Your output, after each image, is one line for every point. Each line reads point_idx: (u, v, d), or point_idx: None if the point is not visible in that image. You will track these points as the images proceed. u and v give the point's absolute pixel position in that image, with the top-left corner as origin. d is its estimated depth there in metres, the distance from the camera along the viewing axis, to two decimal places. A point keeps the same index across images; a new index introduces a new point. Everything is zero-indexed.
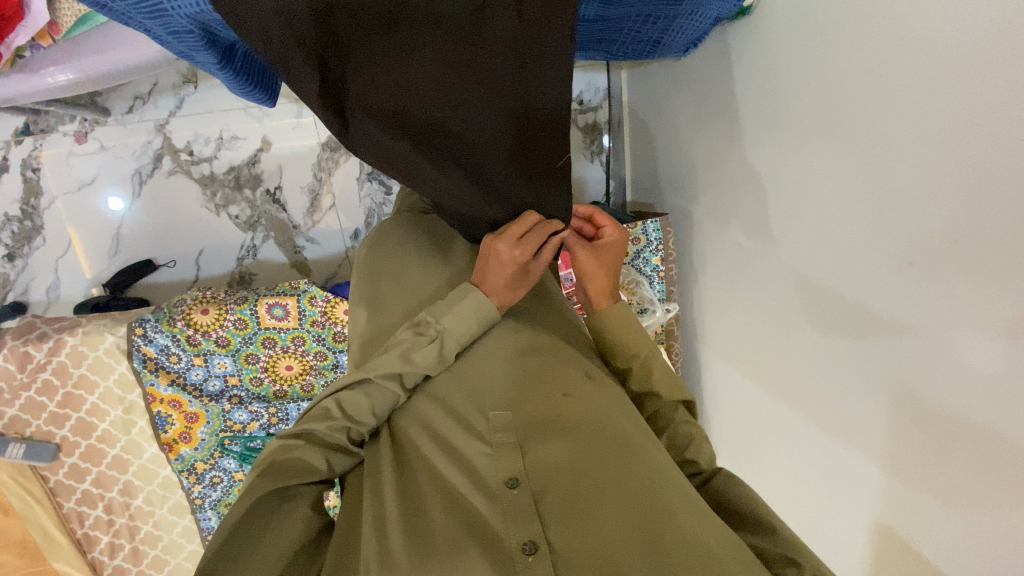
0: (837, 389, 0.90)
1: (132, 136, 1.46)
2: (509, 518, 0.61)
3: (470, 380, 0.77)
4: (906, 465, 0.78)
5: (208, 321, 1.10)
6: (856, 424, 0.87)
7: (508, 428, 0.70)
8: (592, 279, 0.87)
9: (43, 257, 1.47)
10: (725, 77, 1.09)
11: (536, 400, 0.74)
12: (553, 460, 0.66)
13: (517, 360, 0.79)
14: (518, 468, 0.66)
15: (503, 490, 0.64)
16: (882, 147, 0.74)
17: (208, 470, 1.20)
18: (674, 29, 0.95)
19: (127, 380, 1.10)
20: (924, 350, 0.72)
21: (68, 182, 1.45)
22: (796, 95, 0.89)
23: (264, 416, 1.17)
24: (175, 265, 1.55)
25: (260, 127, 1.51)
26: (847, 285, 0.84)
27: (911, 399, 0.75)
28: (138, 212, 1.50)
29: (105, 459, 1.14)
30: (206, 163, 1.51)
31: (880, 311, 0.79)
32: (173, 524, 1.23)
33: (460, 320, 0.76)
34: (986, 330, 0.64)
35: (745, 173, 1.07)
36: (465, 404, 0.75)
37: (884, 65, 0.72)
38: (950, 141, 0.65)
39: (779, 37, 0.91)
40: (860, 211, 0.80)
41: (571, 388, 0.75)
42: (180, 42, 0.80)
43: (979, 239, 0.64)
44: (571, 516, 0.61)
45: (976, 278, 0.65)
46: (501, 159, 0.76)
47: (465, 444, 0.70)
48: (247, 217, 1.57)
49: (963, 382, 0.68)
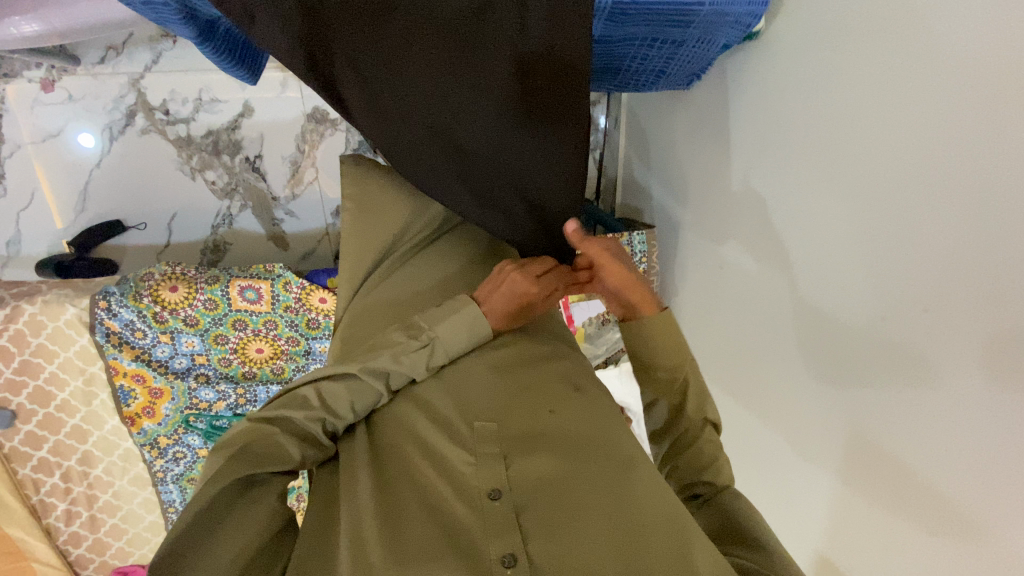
0: (799, 423, 0.92)
1: (105, 89, 1.38)
2: (489, 528, 0.55)
3: (456, 388, 0.70)
4: (855, 502, 0.81)
5: (177, 299, 1.07)
6: (814, 455, 0.89)
7: (492, 438, 0.63)
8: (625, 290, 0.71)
9: (3, 209, 1.39)
10: (722, 95, 1.06)
11: (520, 411, 0.66)
12: (539, 473, 0.59)
13: (506, 370, 0.72)
14: (501, 478, 0.59)
15: (484, 501, 0.57)
16: (870, 196, 0.74)
17: (172, 445, 1.19)
18: (683, 56, 0.88)
19: (89, 352, 1.07)
20: (887, 406, 0.75)
21: (32, 132, 1.37)
22: (790, 132, 0.88)
23: (231, 397, 1.16)
24: (145, 227, 1.49)
25: (242, 91, 1.44)
26: (820, 322, 0.85)
27: (866, 447, 0.79)
28: (107, 168, 1.43)
29: (64, 428, 1.12)
30: (182, 124, 1.44)
31: (849, 353, 0.80)
32: (133, 495, 1.22)
33: (454, 330, 0.71)
34: (948, 395, 0.67)
35: (730, 197, 1.06)
36: (450, 408, 0.67)
37: (878, 110, 0.72)
38: (935, 198, 0.66)
39: (773, 68, 0.90)
40: (842, 258, 0.80)
41: (559, 403, 0.68)
42: (154, 13, 0.75)
43: (952, 297, 0.65)
44: (555, 530, 0.54)
45: (944, 334, 0.66)
46: (490, 159, 0.71)
47: (446, 450, 0.63)
48: (224, 184, 1.51)
49: (921, 429, 0.70)
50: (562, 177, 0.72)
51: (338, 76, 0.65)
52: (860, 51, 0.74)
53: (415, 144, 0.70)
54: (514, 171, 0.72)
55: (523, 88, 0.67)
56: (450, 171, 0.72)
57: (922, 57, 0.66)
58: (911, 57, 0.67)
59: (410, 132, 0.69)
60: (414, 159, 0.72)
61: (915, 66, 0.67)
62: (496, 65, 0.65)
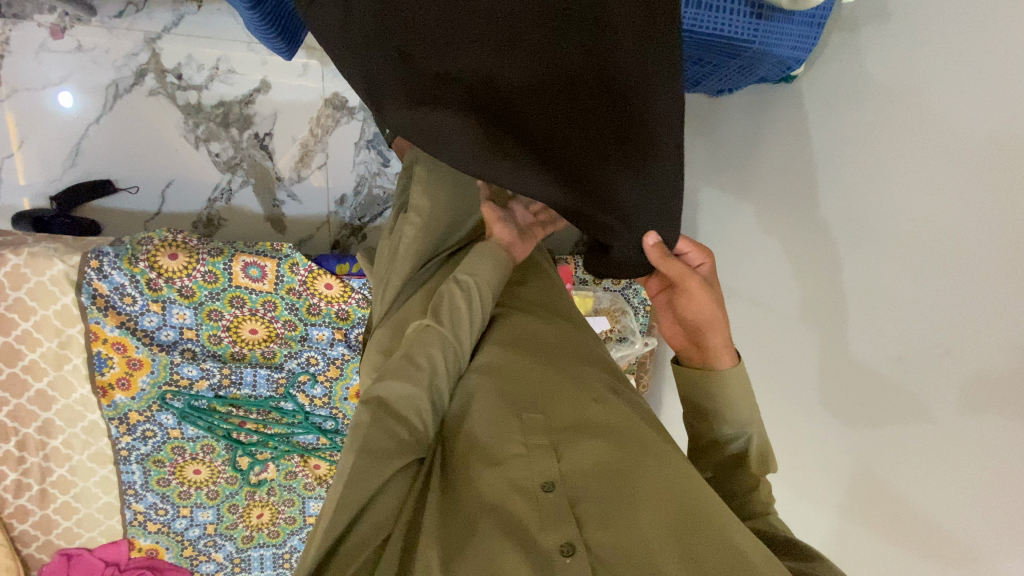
0: (805, 454, 0.94)
1: (117, 44, 1.33)
2: (545, 517, 0.53)
3: (500, 374, 0.68)
4: (863, 535, 0.83)
5: (176, 268, 1.04)
6: (820, 486, 0.91)
7: (539, 429, 0.61)
8: (715, 324, 0.70)
9: None
10: (741, 133, 1.11)
11: (567, 401, 0.64)
12: (591, 463, 0.57)
13: (547, 363, 0.70)
14: (552, 470, 0.57)
15: (538, 491, 0.55)
16: (898, 240, 0.78)
17: (142, 422, 1.11)
18: (719, 76, 0.93)
19: (70, 313, 1.01)
20: (901, 441, 0.78)
21: (31, 78, 1.30)
22: (814, 174, 0.92)
23: (215, 376, 1.10)
24: (137, 191, 1.42)
25: (262, 67, 1.41)
26: (834, 356, 0.88)
27: (878, 481, 0.81)
28: (106, 125, 1.36)
29: (28, 391, 1.04)
30: (194, 91, 1.39)
31: (862, 388, 0.84)
32: (91, 472, 1.12)
33: (480, 264, 0.73)
34: (964, 434, 0.70)
35: (743, 230, 1.10)
36: (494, 398, 0.65)
37: (908, 158, 0.77)
38: (965, 247, 0.70)
39: (799, 111, 0.95)
40: (862, 298, 0.84)
41: (600, 395, 0.66)
42: None
43: (972, 335, 0.69)
44: (612, 518, 0.52)
45: (964, 371, 0.70)
46: (547, 142, 0.48)
47: (493, 437, 0.60)
48: (228, 157, 1.46)
49: (936, 460, 0.73)
50: (646, 177, 0.50)
51: None
52: (893, 104, 0.79)
53: (441, 99, 0.46)
54: (581, 163, 0.49)
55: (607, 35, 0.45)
56: (490, 141, 0.47)
57: (958, 115, 0.71)
58: (947, 111, 0.72)
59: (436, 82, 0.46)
60: (435, 113, 0.46)
61: (949, 123, 0.72)
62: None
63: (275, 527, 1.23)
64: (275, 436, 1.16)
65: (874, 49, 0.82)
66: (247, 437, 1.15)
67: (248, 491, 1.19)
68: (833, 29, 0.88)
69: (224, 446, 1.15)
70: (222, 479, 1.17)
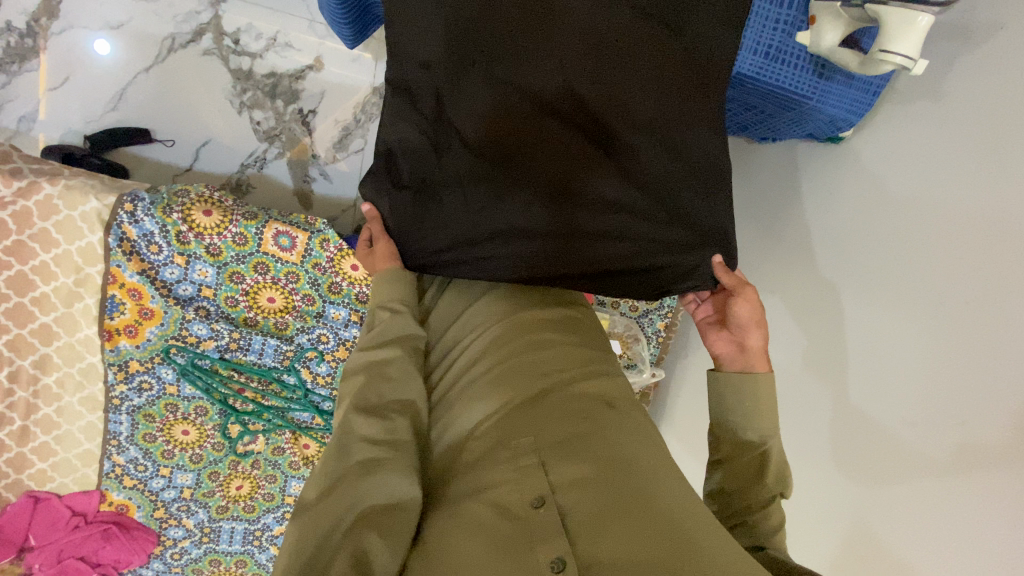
0: (813, 509, 0.92)
1: (182, 1, 1.36)
2: (533, 533, 0.52)
3: (491, 389, 0.68)
4: None
5: (209, 225, 1.04)
6: (825, 543, 0.90)
7: (532, 442, 0.60)
8: (762, 326, 0.77)
9: (32, 82, 1.33)
10: (772, 172, 1.07)
11: (557, 415, 0.64)
12: (581, 475, 0.57)
13: (538, 375, 0.69)
14: (542, 485, 0.56)
15: (527, 509, 0.54)
16: (917, 301, 0.77)
17: (141, 373, 1.09)
18: (770, 126, 0.95)
19: (93, 252, 1.01)
20: (912, 505, 0.77)
21: (89, 19, 1.33)
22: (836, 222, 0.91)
23: (223, 339, 1.09)
24: (173, 145, 1.42)
25: (318, 46, 1.44)
26: (850, 420, 0.86)
27: (881, 537, 0.80)
28: (153, 76, 1.37)
29: (32, 323, 1.03)
30: (248, 57, 1.41)
31: (879, 456, 0.82)
32: (78, 416, 1.10)
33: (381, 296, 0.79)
34: (972, 503, 0.69)
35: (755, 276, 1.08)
36: (493, 416, 0.65)
37: (942, 219, 0.75)
38: (984, 315, 0.70)
39: (836, 176, 0.92)
40: (878, 361, 0.82)
41: (597, 410, 0.65)
42: None
43: (997, 422, 0.67)
44: (599, 530, 0.52)
45: (993, 459, 0.67)
46: (579, 147, 0.74)
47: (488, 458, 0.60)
48: (269, 127, 1.46)
49: (954, 545, 0.71)
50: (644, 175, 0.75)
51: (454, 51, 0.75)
52: (923, 169, 0.79)
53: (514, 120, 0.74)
54: (602, 162, 0.74)
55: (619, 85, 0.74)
56: (542, 150, 0.74)
57: (991, 182, 0.70)
58: (973, 177, 0.72)
59: (507, 109, 0.74)
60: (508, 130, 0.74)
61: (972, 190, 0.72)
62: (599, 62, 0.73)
63: (252, 502, 1.20)
64: (270, 408, 1.14)
65: (907, 113, 0.83)
66: (242, 405, 1.14)
67: (233, 460, 1.16)
68: (884, 99, 0.87)
69: (217, 411, 1.13)
70: (208, 443, 1.15)
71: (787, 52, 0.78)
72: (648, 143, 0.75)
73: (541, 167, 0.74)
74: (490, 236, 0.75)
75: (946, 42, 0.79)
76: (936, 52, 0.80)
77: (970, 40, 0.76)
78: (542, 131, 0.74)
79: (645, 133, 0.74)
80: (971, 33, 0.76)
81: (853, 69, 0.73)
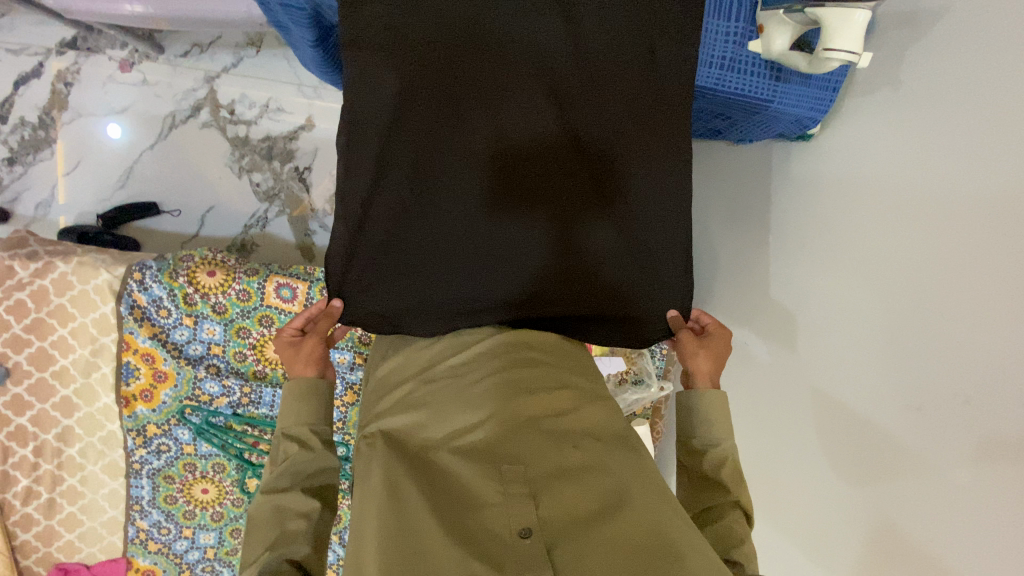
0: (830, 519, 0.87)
1: (179, 81, 1.46)
2: (521, 564, 0.52)
3: (478, 412, 0.67)
4: None
5: (213, 285, 1.09)
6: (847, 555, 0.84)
7: (521, 472, 0.60)
8: (697, 355, 0.81)
9: (46, 170, 1.42)
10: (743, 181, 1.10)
11: (546, 445, 0.63)
12: (570, 509, 0.57)
13: (526, 399, 0.68)
14: (529, 516, 0.56)
15: (515, 540, 0.54)
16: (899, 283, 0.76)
17: (158, 436, 1.12)
18: (740, 129, 0.96)
19: (107, 322, 1.06)
20: (930, 501, 0.72)
21: (94, 106, 1.43)
22: (809, 217, 0.92)
23: (235, 394, 1.12)
24: (179, 214, 1.49)
25: (308, 108, 1.52)
26: (850, 418, 0.83)
27: (901, 538, 0.75)
28: (157, 152, 1.46)
29: (53, 397, 1.07)
30: (243, 125, 1.49)
31: (886, 453, 0.77)
32: (101, 484, 1.12)
33: (289, 406, 0.77)
34: (987, 489, 0.65)
35: (746, 279, 1.07)
36: (482, 442, 0.64)
37: (915, 199, 0.75)
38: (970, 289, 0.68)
39: (811, 172, 0.93)
40: (874, 351, 0.79)
41: (582, 439, 0.65)
42: (283, 13, 0.81)
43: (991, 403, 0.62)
44: (586, 561, 0.52)
45: (1011, 446, 0.63)
46: (561, 186, 0.80)
47: (475, 485, 0.59)
48: (267, 188, 1.53)
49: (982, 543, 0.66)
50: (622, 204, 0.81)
51: (425, 104, 0.77)
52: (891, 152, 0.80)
53: (495, 166, 0.78)
54: (583, 197, 0.80)
55: (587, 123, 0.79)
56: (527, 192, 0.79)
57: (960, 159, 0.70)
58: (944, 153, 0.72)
59: (489, 158, 0.78)
60: (492, 176, 0.78)
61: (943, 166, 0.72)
62: (566, 103, 0.79)
63: None
64: None
65: (872, 102, 0.84)
66: (258, 458, 1.15)
67: None
68: (845, 94, 0.89)
69: (235, 466, 1.14)
70: (228, 500, 1.16)
71: (740, 61, 0.81)
72: (622, 172, 0.80)
73: (530, 209, 0.79)
74: (485, 287, 0.78)
75: (896, 32, 0.81)
76: (889, 41, 0.82)
77: (919, 27, 0.78)
78: (523, 173, 0.79)
79: (616, 165, 0.80)
80: (918, 21, 0.78)
81: (803, 70, 0.76)
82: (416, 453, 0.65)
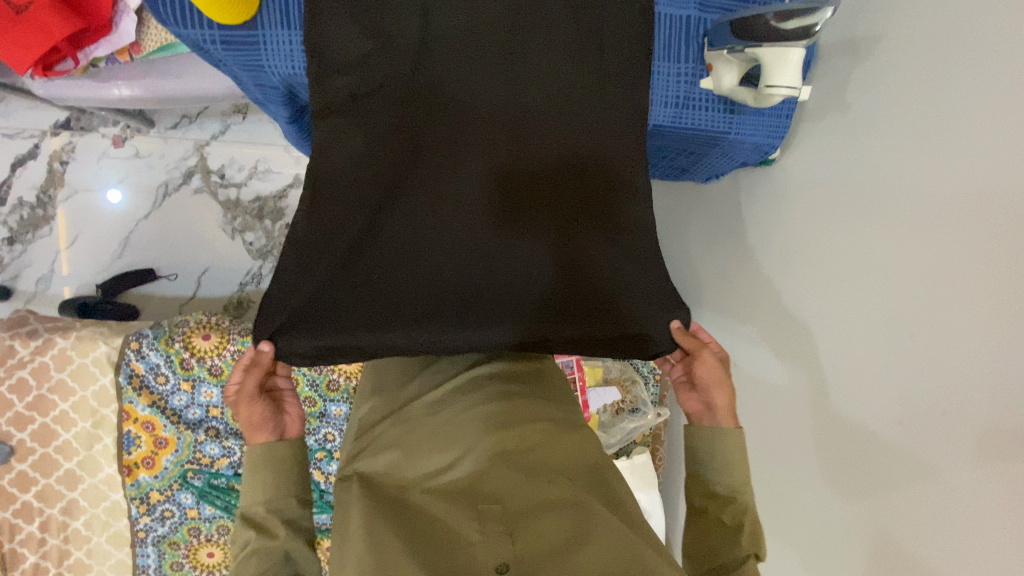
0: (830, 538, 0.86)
1: (170, 151, 1.52)
2: None
3: (459, 454, 0.69)
4: None
5: (208, 348, 1.12)
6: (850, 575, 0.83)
7: (498, 509, 0.61)
8: (720, 387, 0.82)
9: (45, 246, 1.47)
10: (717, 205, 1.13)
11: (523, 484, 0.65)
12: (546, 542, 0.58)
13: (504, 440, 0.70)
14: (506, 551, 0.56)
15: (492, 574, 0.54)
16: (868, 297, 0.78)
17: (162, 502, 1.12)
18: (705, 163, 1.00)
19: (107, 393, 1.08)
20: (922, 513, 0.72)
21: (90, 181, 1.49)
22: (781, 237, 0.94)
23: (236, 454, 1.13)
24: (176, 278, 1.53)
25: (296, 166, 1.57)
26: (838, 431, 0.84)
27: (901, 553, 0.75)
28: (153, 220, 1.51)
29: (56, 471, 1.08)
30: (234, 188, 1.55)
31: (880, 463, 0.77)
32: (107, 555, 1.12)
33: (249, 485, 0.75)
34: (973, 498, 0.66)
35: (729, 300, 1.09)
36: (462, 483, 0.66)
37: (874, 216, 0.78)
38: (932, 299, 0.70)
39: (778, 194, 0.96)
40: (852, 365, 0.81)
41: (557, 476, 0.67)
42: (261, 93, 0.85)
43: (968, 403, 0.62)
44: None
45: (993, 454, 0.64)
46: (548, 220, 0.82)
47: (453, 524, 0.60)
48: (261, 246, 1.57)
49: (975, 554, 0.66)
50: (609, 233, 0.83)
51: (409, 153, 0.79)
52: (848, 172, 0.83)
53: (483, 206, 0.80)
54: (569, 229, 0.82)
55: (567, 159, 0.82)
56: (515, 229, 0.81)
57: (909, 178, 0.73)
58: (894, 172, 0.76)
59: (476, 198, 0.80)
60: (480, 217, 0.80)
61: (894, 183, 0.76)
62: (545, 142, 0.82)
63: None
64: None
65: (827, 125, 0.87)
66: None
67: None
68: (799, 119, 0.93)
69: None
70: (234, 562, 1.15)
71: (695, 98, 0.85)
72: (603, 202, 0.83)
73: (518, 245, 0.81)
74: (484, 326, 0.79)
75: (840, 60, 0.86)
76: (835, 69, 0.87)
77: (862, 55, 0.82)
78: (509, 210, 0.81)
79: (597, 196, 0.83)
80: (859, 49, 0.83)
81: (751, 104, 0.80)
82: (398, 496, 0.66)
